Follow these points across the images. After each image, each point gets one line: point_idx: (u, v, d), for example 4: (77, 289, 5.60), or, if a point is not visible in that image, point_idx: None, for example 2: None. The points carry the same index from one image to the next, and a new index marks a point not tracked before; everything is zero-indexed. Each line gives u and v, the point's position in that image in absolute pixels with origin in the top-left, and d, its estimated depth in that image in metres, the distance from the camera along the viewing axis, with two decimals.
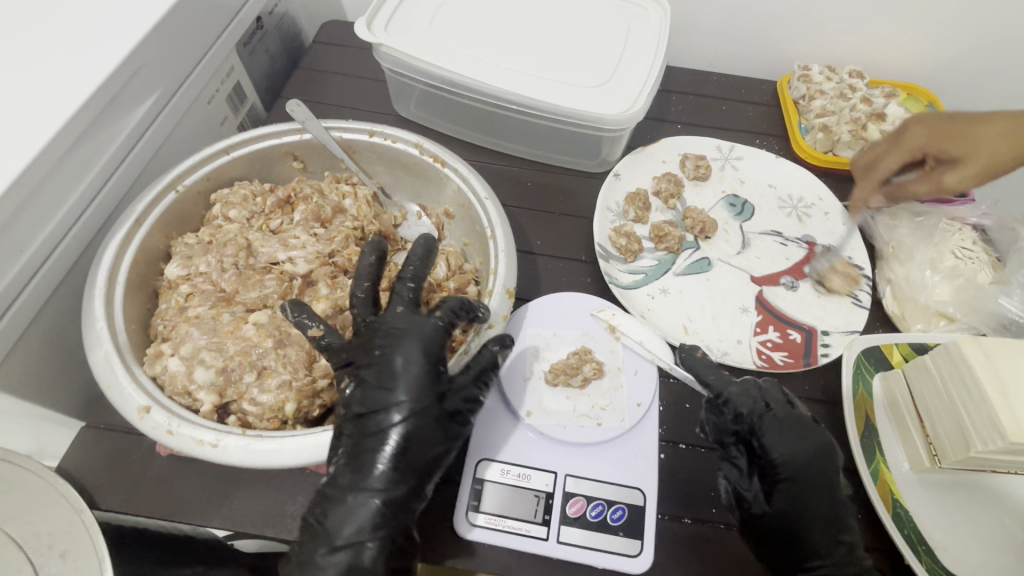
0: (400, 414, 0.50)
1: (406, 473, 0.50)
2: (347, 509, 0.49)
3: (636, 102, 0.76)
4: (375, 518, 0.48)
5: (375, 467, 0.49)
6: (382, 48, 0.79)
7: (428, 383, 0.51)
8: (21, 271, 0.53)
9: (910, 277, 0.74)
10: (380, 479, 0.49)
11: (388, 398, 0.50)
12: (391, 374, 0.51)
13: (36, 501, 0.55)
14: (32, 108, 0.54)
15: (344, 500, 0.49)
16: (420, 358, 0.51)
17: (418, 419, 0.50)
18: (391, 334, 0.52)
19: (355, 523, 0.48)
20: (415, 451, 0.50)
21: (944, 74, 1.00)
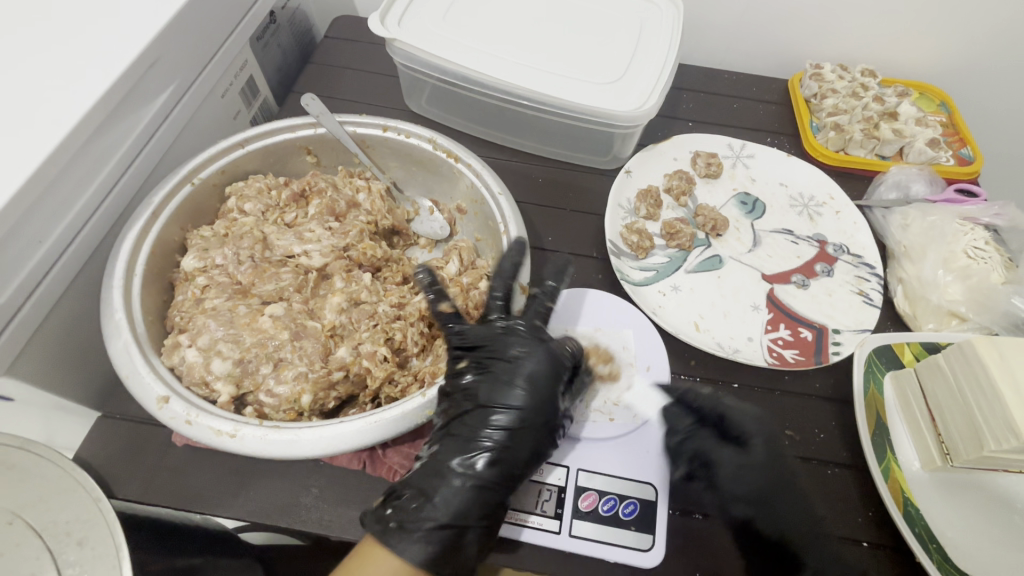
0: (510, 412, 0.54)
1: (507, 470, 0.53)
2: (439, 492, 0.51)
3: (649, 99, 0.76)
4: (469, 504, 0.51)
5: (477, 458, 0.52)
6: (396, 43, 0.79)
7: (544, 391, 0.55)
8: (40, 262, 0.54)
9: (922, 277, 0.74)
10: (485, 467, 0.52)
11: (508, 394, 0.55)
12: (514, 373, 0.56)
13: (54, 489, 0.55)
14: (51, 101, 0.54)
15: (439, 481, 0.52)
16: (546, 360, 0.56)
17: (528, 420, 0.54)
18: (522, 339, 0.57)
19: (455, 506, 0.50)
20: (516, 451, 0.53)
21: (957, 73, 1.00)
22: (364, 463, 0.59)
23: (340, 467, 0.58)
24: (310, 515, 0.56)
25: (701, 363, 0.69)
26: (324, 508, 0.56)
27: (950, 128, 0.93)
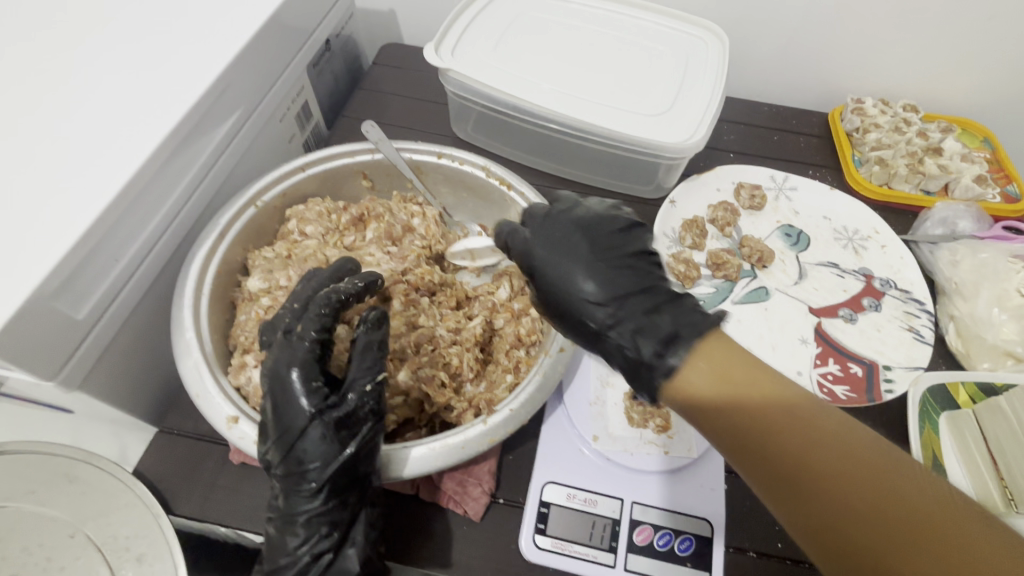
0: (303, 441, 0.48)
1: (335, 489, 0.49)
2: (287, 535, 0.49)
3: (697, 132, 0.78)
4: (306, 535, 0.49)
5: (300, 493, 0.48)
6: (449, 72, 0.81)
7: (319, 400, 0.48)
8: (116, 279, 0.56)
9: (975, 315, 0.73)
10: (303, 500, 0.48)
11: (287, 420, 0.48)
12: (283, 398, 0.48)
13: (116, 503, 0.56)
14: (133, 127, 0.57)
15: (285, 525, 0.49)
16: (299, 372, 0.48)
17: (320, 442, 0.48)
18: (273, 357, 0.50)
19: (300, 540, 0.49)
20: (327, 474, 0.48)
21: (1002, 110, 1.00)
22: (418, 487, 0.57)
23: (392, 492, 0.58)
24: None
25: None
26: None
27: (995, 165, 0.93)
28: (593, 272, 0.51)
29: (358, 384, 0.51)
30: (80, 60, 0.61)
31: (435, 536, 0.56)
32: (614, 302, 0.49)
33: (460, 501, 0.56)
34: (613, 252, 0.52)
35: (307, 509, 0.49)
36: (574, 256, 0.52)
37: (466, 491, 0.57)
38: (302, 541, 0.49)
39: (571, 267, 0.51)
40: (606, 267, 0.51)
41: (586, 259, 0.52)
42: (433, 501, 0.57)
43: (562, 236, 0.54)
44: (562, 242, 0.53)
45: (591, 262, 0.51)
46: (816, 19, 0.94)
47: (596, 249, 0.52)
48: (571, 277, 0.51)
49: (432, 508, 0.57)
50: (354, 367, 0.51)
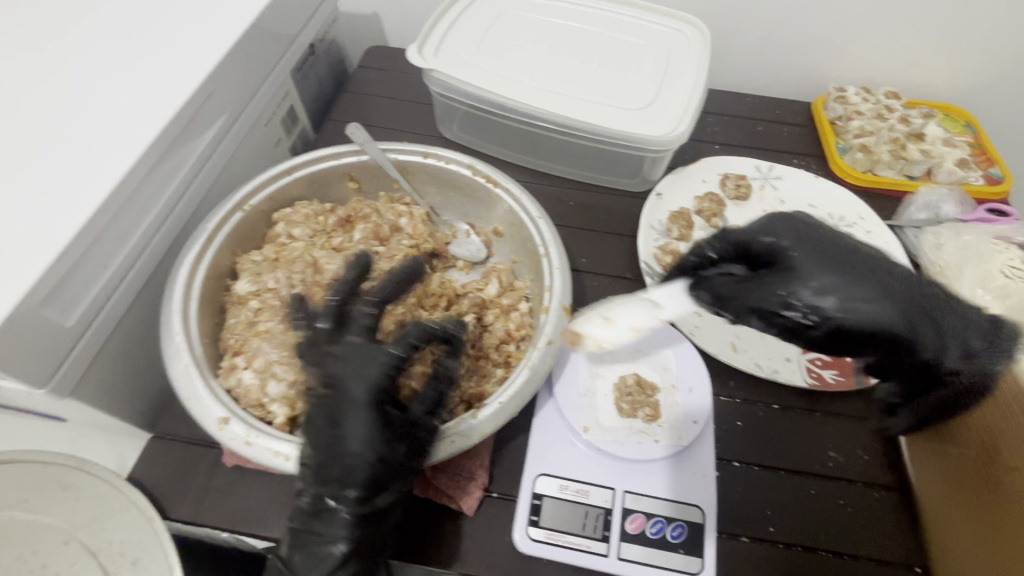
0: (360, 434, 0.49)
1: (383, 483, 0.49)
2: (318, 532, 0.48)
3: (681, 123, 0.78)
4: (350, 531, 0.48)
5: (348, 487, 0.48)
6: (433, 73, 0.82)
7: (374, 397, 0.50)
8: (104, 286, 0.56)
9: (960, 296, 0.74)
10: (349, 494, 0.48)
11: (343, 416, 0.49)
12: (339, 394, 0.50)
13: (112, 509, 0.57)
14: (117, 135, 0.57)
15: (313, 521, 0.48)
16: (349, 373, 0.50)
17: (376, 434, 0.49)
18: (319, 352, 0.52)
19: (336, 539, 0.48)
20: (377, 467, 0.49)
21: (983, 93, 1.00)
22: (411, 483, 0.58)
23: None
24: None
25: (740, 383, 0.69)
26: None
27: (977, 148, 0.94)
28: (866, 285, 0.48)
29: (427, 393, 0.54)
30: (61, 70, 0.61)
31: (427, 531, 0.56)
32: (904, 311, 0.47)
33: (454, 496, 0.57)
34: (868, 249, 0.51)
35: (354, 505, 0.48)
36: (840, 257, 0.49)
37: (460, 486, 0.57)
38: (338, 542, 0.48)
39: (844, 280, 0.48)
40: (863, 276, 0.48)
41: (869, 265, 0.49)
42: (427, 497, 0.57)
43: (802, 229, 0.52)
44: (817, 238, 0.51)
45: (871, 269, 0.49)
46: (796, 9, 0.94)
47: (789, 245, 0.51)
48: (867, 288, 0.48)
49: (426, 504, 0.57)
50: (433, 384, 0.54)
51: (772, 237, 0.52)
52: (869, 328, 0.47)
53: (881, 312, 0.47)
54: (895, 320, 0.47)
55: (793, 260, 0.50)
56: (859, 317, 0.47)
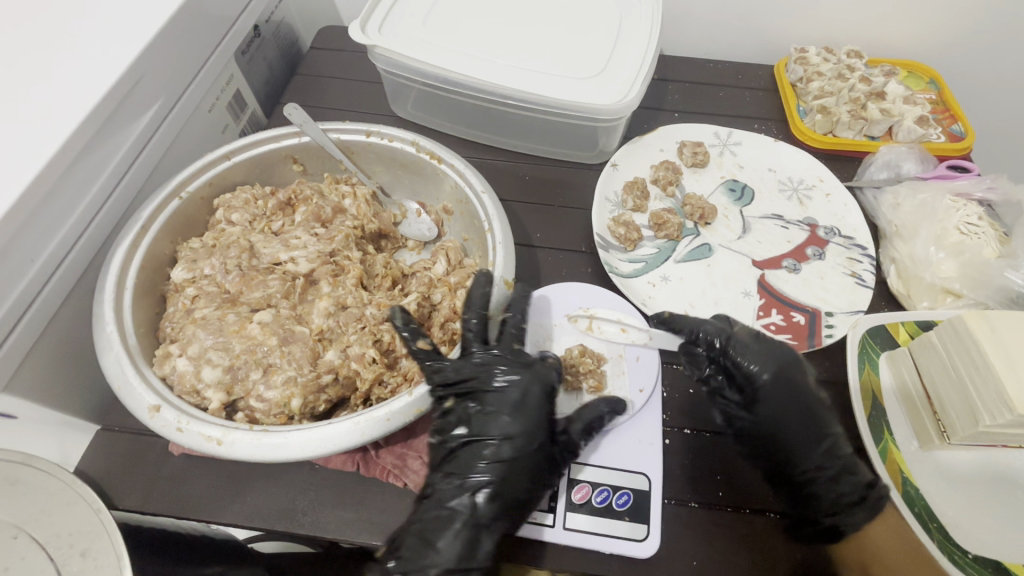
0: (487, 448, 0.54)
1: (505, 503, 0.52)
2: (444, 535, 0.51)
3: (632, 90, 0.76)
4: (448, 538, 0.51)
5: (454, 497, 0.53)
6: (377, 49, 0.79)
7: (534, 415, 0.56)
8: (34, 278, 0.55)
9: (914, 255, 0.73)
10: (452, 497, 0.53)
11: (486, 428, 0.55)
12: (500, 403, 0.56)
13: (56, 503, 0.56)
14: (35, 124, 0.55)
15: (451, 521, 0.51)
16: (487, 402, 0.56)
17: (522, 448, 0.54)
18: (504, 367, 0.57)
19: (461, 547, 0.51)
20: (509, 480, 0.53)
21: (949, 49, 0.98)
22: (358, 464, 0.59)
23: (334, 469, 0.59)
24: (307, 518, 0.57)
25: None
26: (320, 511, 0.57)
27: (940, 105, 0.92)
28: (787, 422, 0.57)
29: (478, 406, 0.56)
30: None
31: (374, 509, 0.57)
32: (808, 449, 0.56)
33: (400, 474, 0.58)
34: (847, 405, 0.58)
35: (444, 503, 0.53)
36: (796, 399, 0.58)
37: (406, 464, 0.59)
38: (443, 554, 0.50)
39: (784, 414, 0.57)
40: (807, 419, 0.57)
41: (811, 411, 0.57)
42: (374, 477, 0.59)
43: (789, 368, 0.59)
44: (791, 372, 0.59)
45: (801, 412, 0.57)
46: None
47: (775, 379, 0.58)
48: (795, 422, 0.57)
49: (373, 483, 0.59)
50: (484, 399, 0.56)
51: (746, 361, 0.59)
52: (777, 456, 0.57)
53: (789, 445, 0.57)
54: (795, 459, 0.56)
55: (757, 389, 0.59)
56: (773, 444, 0.57)
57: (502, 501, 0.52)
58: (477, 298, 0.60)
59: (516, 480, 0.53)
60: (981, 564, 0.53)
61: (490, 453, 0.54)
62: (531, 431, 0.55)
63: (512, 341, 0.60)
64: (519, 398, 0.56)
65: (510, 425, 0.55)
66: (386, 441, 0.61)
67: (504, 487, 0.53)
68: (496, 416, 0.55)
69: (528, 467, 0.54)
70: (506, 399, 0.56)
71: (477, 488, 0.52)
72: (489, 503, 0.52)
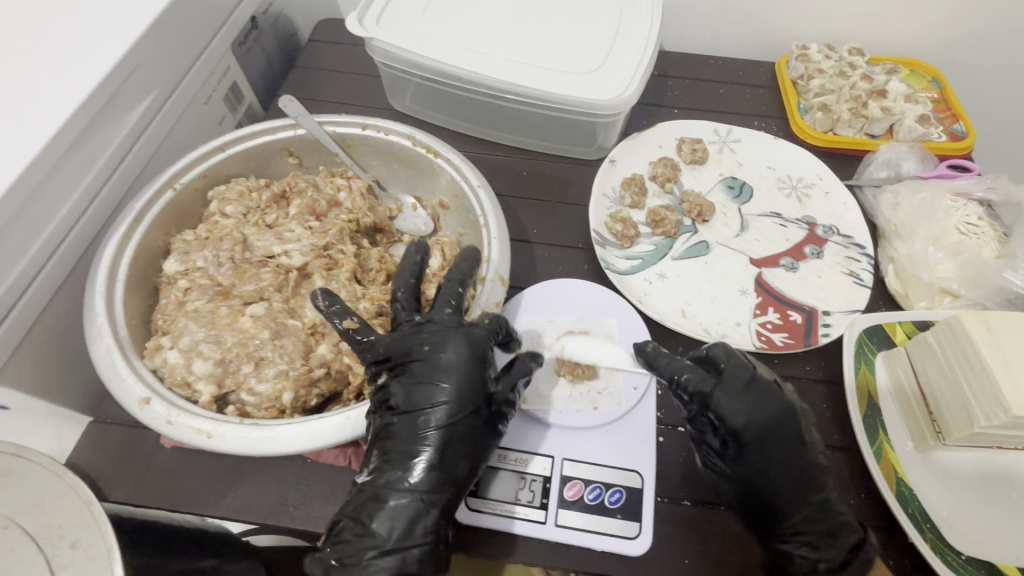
0: (424, 420, 0.52)
1: (442, 475, 0.51)
2: (376, 515, 0.49)
3: (630, 85, 0.75)
4: (383, 514, 0.49)
5: (389, 475, 0.51)
6: (374, 42, 0.79)
7: (465, 381, 0.53)
8: (25, 269, 0.55)
9: (913, 255, 0.72)
10: (386, 474, 0.51)
11: (424, 401, 0.52)
12: (427, 371, 0.53)
13: (47, 494, 0.56)
14: (26, 112, 0.54)
15: (383, 498, 0.50)
16: (409, 376, 0.54)
17: (452, 417, 0.52)
18: (430, 335, 0.55)
19: (399, 523, 0.49)
20: (438, 453, 0.51)
21: (953, 47, 0.97)
22: (350, 459, 0.59)
23: (326, 463, 0.59)
24: (298, 512, 0.57)
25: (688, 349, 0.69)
26: (311, 506, 0.57)
27: (942, 105, 0.91)
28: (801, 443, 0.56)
29: (399, 380, 0.54)
30: None
31: None
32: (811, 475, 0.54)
33: None
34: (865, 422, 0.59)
35: (379, 479, 0.51)
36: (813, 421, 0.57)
37: None
38: (380, 534, 0.49)
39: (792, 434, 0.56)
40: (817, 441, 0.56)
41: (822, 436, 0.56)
42: (365, 472, 0.59)
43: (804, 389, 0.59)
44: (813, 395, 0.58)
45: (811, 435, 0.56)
46: None
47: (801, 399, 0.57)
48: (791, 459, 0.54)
49: None
50: (409, 370, 0.54)
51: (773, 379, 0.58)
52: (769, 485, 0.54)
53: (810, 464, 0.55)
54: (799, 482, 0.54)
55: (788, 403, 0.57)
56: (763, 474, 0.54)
57: (438, 471, 0.51)
58: (407, 267, 0.59)
59: (453, 452, 0.51)
60: (974, 565, 0.53)
61: (422, 422, 0.52)
62: (460, 397, 0.52)
63: (445, 305, 0.57)
64: (451, 362, 0.53)
65: (442, 392, 0.52)
66: None
67: (441, 459, 0.51)
68: (426, 384, 0.53)
69: (463, 433, 0.52)
70: (433, 365, 0.53)
71: (411, 462, 0.51)
72: (426, 475, 0.50)
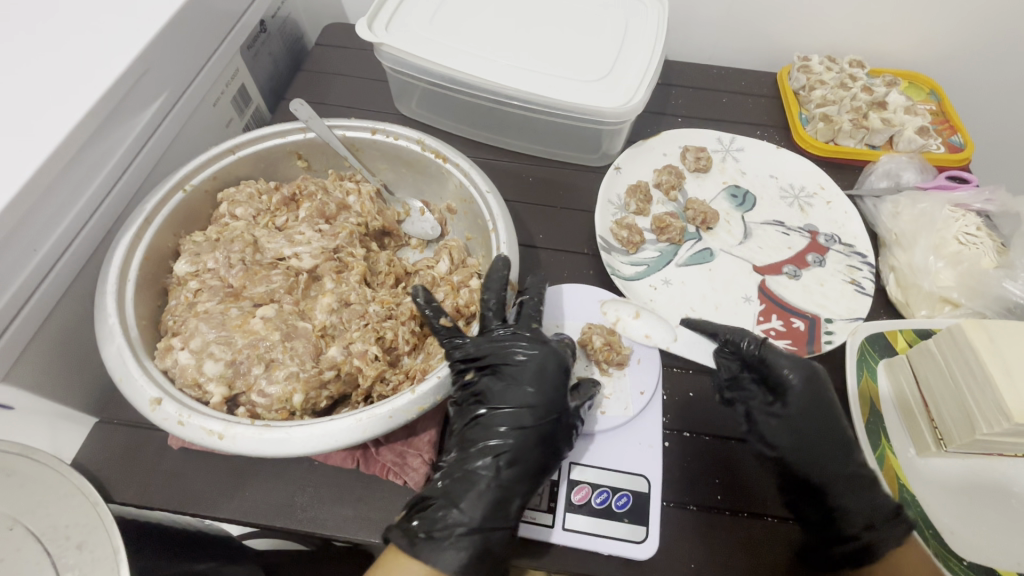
0: (510, 416, 0.55)
1: (525, 470, 0.54)
2: (465, 497, 0.52)
3: (636, 94, 0.76)
4: (471, 497, 0.52)
5: (478, 462, 0.54)
6: (383, 48, 0.79)
7: (554, 386, 0.57)
8: (36, 268, 0.55)
9: (913, 264, 0.73)
10: (474, 462, 0.54)
11: (511, 400, 0.56)
12: (522, 373, 0.57)
13: (54, 494, 0.56)
14: (38, 114, 0.55)
15: (472, 482, 0.53)
16: (502, 375, 0.57)
17: (539, 418, 0.55)
18: (525, 340, 0.58)
19: (484, 508, 0.52)
20: (525, 448, 0.54)
21: (950, 60, 0.99)
22: (358, 461, 0.58)
23: (333, 466, 0.59)
24: (306, 515, 0.57)
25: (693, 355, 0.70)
26: (319, 508, 0.57)
27: (940, 117, 0.93)
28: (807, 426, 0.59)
29: (490, 377, 0.57)
30: None
31: (374, 507, 0.57)
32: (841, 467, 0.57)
33: (400, 472, 0.58)
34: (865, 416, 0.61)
35: (467, 466, 0.54)
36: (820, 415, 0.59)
37: (406, 462, 0.59)
38: (468, 515, 0.51)
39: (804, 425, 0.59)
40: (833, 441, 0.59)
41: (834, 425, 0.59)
42: (374, 474, 0.58)
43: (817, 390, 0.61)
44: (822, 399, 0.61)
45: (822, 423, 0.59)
46: None
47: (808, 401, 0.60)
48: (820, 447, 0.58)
49: (373, 481, 0.59)
50: (501, 370, 0.57)
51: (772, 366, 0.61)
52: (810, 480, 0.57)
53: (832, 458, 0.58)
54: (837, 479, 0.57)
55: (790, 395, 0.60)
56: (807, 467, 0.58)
57: (520, 467, 0.54)
58: (494, 280, 0.60)
59: (536, 448, 0.54)
60: (974, 569, 0.54)
61: (509, 420, 0.55)
62: (549, 401, 0.56)
63: (529, 320, 0.61)
64: (539, 368, 0.57)
65: (529, 395, 0.56)
66: (386, 438, 0.60)
67: (523, 453, 0.54)
68: (516, 386, 0.57)
69: (546, 435, 0.55)
70: (525, 370, 0.57)
71: (496, 454, 0.54)
72: (513, 468, 0.53)
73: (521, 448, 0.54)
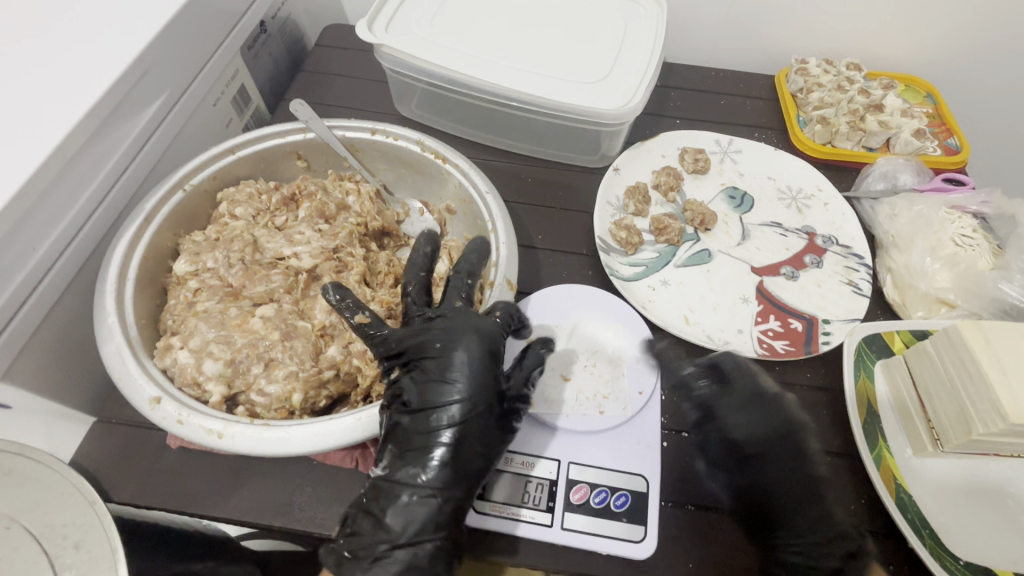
0: (445, 415, 0.51)
1: (460, 469, 0.51)
2: (389, 510, 0.50)
3: (635, 96, 0.77)
4: (404, 507, 0.50)
5: (416, 470, 0.50)
6: (383, 49, 0.79)
7: (481, 376, 0.53)
8: (34, 268, 0.55)
9: (910, 265, 0.74)
10: (402, 472, 0.51)
11: (444, 396, 0.52)
12: (442, 368, 0.53)
13: (52, 493, 0.56)
14: (37, 113, 0.55)
15: (397, 493, 0.50)
16: (425, 372, 0.53)
17: (471, 412, 0.52)
18: (445, 328, 0.54)
19: (411, 519, 0.49)
20: (461, 448, 0.51)
21: (947, 64, 0.99)
22: (356, 461, 0.59)
23: (332, 465, 0.59)
24: (305, 514, 0.57)
25: (691, 355, 0.70)
26: (318, 507, 0.57)
27: (937, 119, 0.93)
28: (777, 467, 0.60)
29: (415, 376, 0.54)
30: None
31: None
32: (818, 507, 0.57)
33: None
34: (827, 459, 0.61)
35: (394, 477, 0.51)
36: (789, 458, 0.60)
37: None
38: (392, 530, 0.49)
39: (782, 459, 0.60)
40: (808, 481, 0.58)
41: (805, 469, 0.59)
42: (372, 474, 0.59)
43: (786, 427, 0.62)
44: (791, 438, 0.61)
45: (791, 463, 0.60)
46: None
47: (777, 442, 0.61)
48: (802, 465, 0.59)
49: (372, 481, 0.59)
50: (424, 366, 0.54)
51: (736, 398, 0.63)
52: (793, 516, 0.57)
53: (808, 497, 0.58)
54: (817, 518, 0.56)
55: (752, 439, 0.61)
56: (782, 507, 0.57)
57: (452, 470, 0.50)
58: (416, 259, 0.60)
59: (471, 444, 0.51)
60: (972, 570, 0.54)
61: (434, 420, 0.52)
62: (477, 393, 0.52)
63: (454, 299, 0.58)
64: (464, 360, 0.53)
65: (455, 390, 0.52)
66: (383, 437, 0.61)
67: (461, 453, 0.51)
68: (438, 383, 0.52)
69: (481, 428, 0.52)
70: (448, 362, 0.53)
71: (431, 463, 0.50)
72: (441, 472, 0.50)
73: (453, 448, 0.51)
